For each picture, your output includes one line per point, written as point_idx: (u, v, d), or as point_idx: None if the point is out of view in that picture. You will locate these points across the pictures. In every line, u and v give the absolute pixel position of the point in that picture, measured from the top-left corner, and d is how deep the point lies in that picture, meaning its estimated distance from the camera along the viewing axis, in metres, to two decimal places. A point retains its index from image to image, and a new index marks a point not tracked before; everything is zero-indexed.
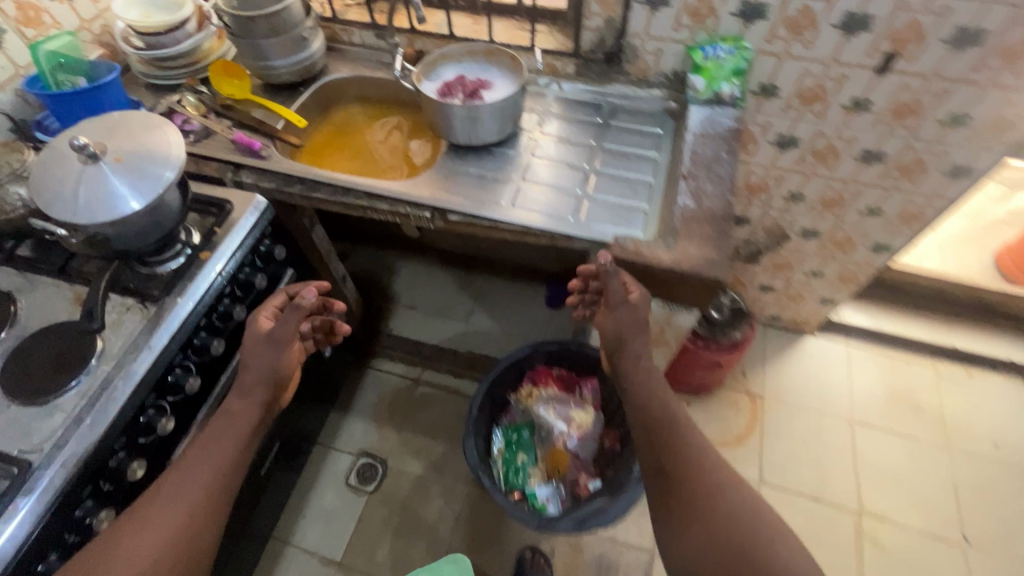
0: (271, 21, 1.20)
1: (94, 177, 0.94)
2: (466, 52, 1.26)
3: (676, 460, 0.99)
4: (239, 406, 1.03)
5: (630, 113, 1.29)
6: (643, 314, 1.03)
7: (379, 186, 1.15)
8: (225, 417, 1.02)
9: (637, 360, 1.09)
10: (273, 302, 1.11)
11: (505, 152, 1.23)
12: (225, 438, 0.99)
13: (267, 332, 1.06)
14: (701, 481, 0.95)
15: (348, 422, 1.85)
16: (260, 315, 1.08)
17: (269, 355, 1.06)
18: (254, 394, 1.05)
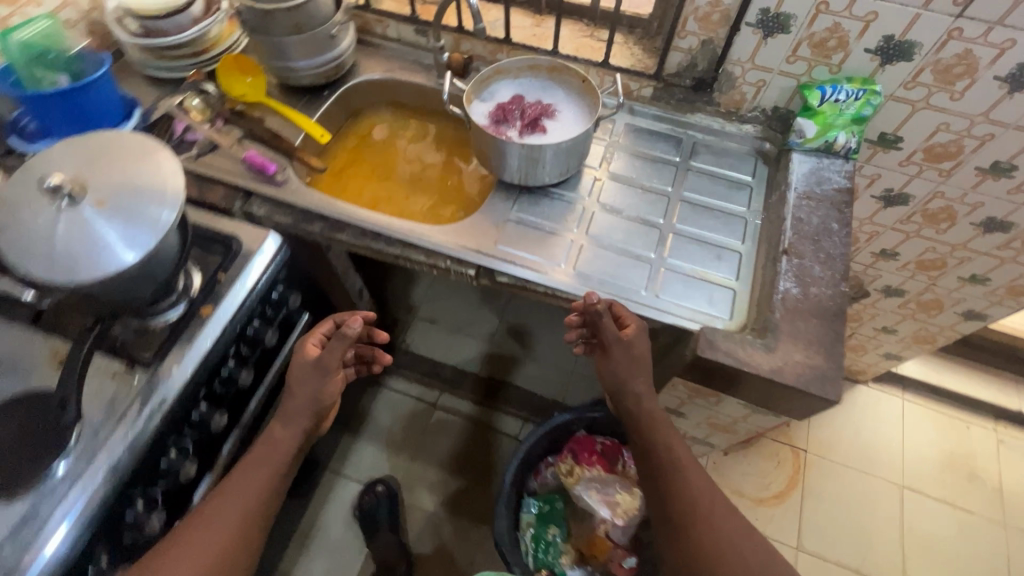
0: (295, 16, 0.99)
1: (74, 225, 0.76)
2: (528, 66, 1.04)
3: (693, 520, 0.83)
4: (283, 431, 0.90)
5: (714, 153, 1.08)
6: (643, 351, 0.88)
7: (417, 233, 0.98)
8: (267, 443, 0.90)
9: (637, 404, 0.91)
10: (320, 330, 0.96)
11: (564, 195, 1.04)
12: (268, 459, 0.88)
13: (309, 362, 0.91)
14: (721, 534, 0.81)
15: (358, 446, 1.73)
16: (308, 343, 0.93)
17: (307, 387, 0.91)
18: (297, 421, 0.91)
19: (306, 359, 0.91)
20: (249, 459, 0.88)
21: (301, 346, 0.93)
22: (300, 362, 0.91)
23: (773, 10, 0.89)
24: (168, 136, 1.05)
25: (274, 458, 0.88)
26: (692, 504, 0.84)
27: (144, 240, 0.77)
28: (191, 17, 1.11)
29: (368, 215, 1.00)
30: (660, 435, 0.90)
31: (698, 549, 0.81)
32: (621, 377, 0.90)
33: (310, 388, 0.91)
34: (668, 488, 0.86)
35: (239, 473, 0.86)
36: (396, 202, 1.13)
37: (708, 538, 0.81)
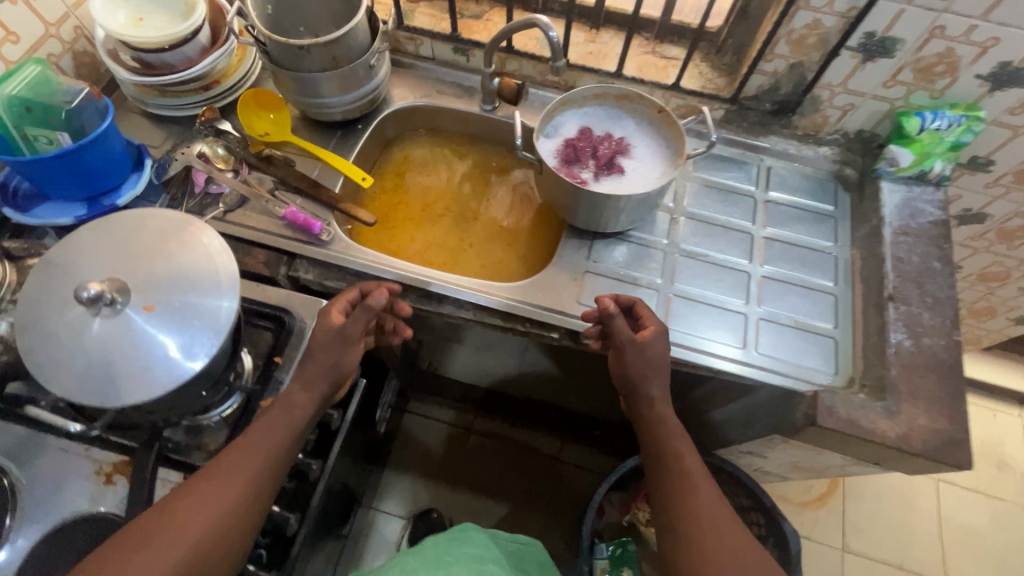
0: (331, 49, 0.86)
1: (124, 336, 0.65)
2: (595, 94, 0.94)
3: (692, 534, 0.70)
4: (301, 396, 0.74)
5: (791, 180, 1.01)
6: (659, 352, 0.79)
7: (491, 297, 0.88)
8: (280, 406, 0.73)
9: (649, 410, 0.80)
10: (344, 297, 0.81)
11: (640, 238, 0.95)
12: (264, 448, 0.70)
13: (334, 332, 0.77)
14: (724, 553, 0.68)
15: (394, 479, 1.66)
16: (331, 311, 0.78)
17: (327, 358, 0.76)
18: (317, 386, 0.75)
19: (330, 326, 0.77)
20: (248, 437, 0.71)
21: (322, 316, 0.78)
22: (322, 330, 0.76)
23: (880, 33, 0.80)
24: (190, 192, 0.92)
25: (274, 442, 0.71)
26: (692, 518, 0.71)
27: (208, 341, 0.67)
28: (199, 46, 0.96)
29: (435, 277, 0.90)
30: (666, 441, 0.78)
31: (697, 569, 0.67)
32: (631, 375, 0.79)
33: (333, 360, 0.76)
34: (670, 497, 0.74)
35: (229, 467, 0.68)
36: (453, 252, 1.02)
37: (707, 553, 0.68)
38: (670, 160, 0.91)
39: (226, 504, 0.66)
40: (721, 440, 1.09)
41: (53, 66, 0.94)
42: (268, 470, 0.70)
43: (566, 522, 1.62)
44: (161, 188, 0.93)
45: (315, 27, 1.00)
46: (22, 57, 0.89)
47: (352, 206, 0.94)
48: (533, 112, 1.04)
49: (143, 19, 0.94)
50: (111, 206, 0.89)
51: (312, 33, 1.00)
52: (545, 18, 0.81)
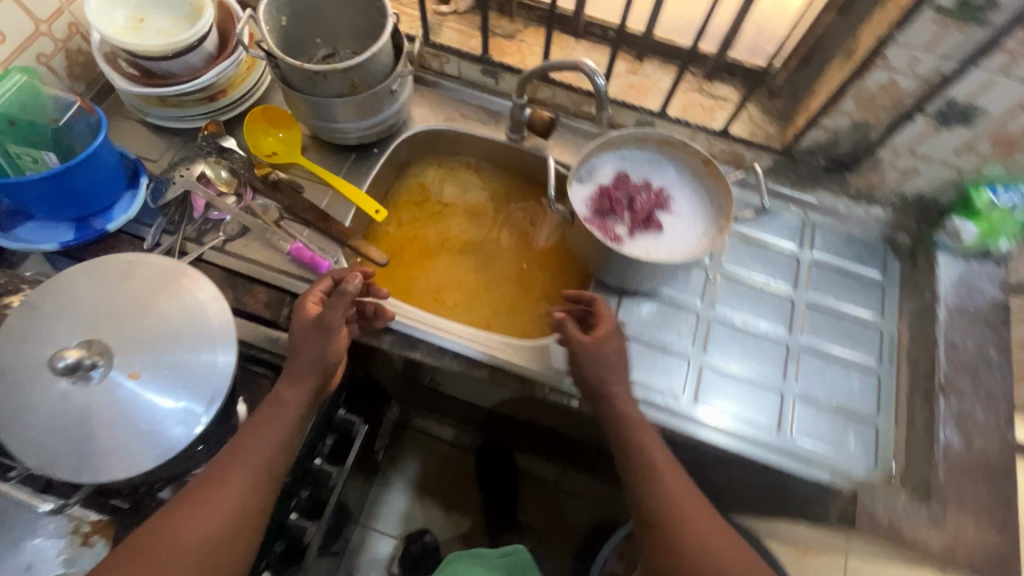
0: (350, 75, 0.78)
1: (101, 407, 0.58)
2: (637, 138, 0.86)
3: (672, 531, 0.63)
4: (291, 391, 0.71)
5: (838, 240, 0.93)
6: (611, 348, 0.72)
7: (508, 358, 0.82)
8: (272, 408, 0.70)
9: (613, 408, 0.71)
10: (318, 288, 0.76)
11: (672, 297, 0.88)
12: (257, 455, 0.67)
13: (311, 322, 0.73)
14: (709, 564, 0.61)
15: (389, 496, 1.61)
16: (306, 303, 0.74)
17: (311, 348, 0.72)
18: (305, 379, 0.71)
19: (305, 317, 0.72)
20: (242, 442, 0.68)
21: (298, 308, 0.75)
22: (299, 323, 0.73)
23: (961, 102, 0.72)
24: (187, 217, 0.84)
25: (267, 449, 0.68)
26: (677, 521, 0.64)
27: (195, 416, 0.60)
28: (205, 54, 0.88)
29: (449, 331, 0.83)
30: (628, 435, 0.69)
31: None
32: (588, 382, 0.73)
33: (314, 350, 0.71)
34: (643, 494, 0.66)
35: (222, 476, 0.65)
36: (468, 295, 0.95)
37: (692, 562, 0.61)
38: (713, 219, 0.83)
39: (211, 518, 0.63)
40: (737, 506, 1.04)
41: (44, 66, 0.86)
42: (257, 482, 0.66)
43: (562, 554, 1.58)
44: (158, 211, 0.86)
45: (332, 39, 0.91)
46: (8, 57, 0.81)
47: (363, 243, 0.86)
48: (564, 147, 0.96)
49: (143, 20, 0.85)
50: (100, 230, 0.81)
51: (329, 45, 0.92)
52: (592, 63, 0.74)
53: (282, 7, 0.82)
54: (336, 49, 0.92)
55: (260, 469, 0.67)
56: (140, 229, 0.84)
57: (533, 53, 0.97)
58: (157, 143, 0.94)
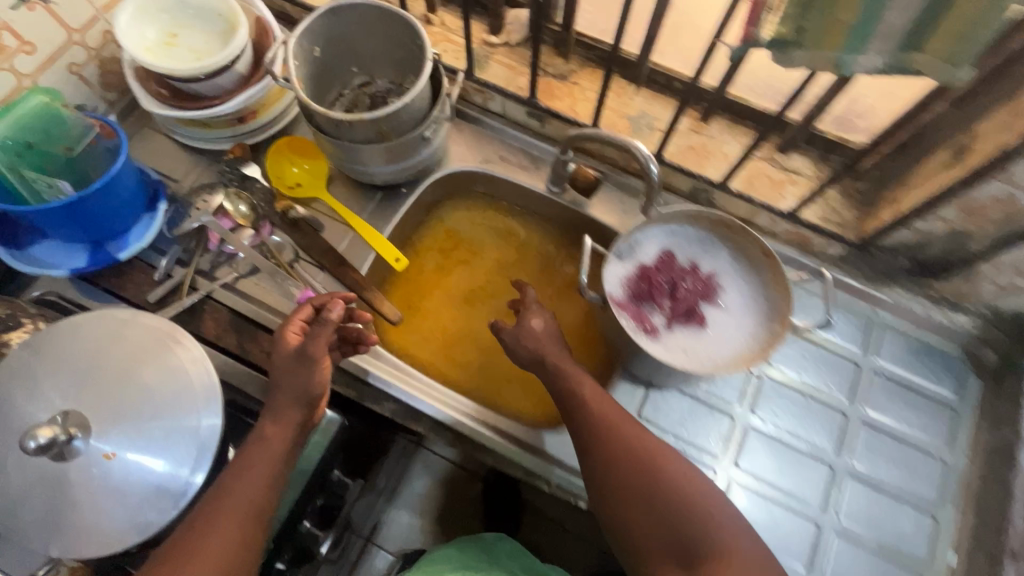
0: (381, 122, 0.72)
1: (75, 487, 0.55)
2: (690, 215, 0.76)
3: (599, 440, 0.62)
4: (274, 429, 0.66)
5: (906, 348, 0.82)
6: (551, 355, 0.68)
7: (517, 450, 0.76)
8: (254, 445, 0.64)
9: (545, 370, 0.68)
10: (298, 317, 0.73)
11: (707, 394, 0.79)
12: (245, 494, 0.60)
13: (293, 354, 0.70)
14: (639, 469, 0.59)
15: (390, 514, 1.27)
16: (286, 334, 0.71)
17: (291, 380, 0.69)
18: (287, 415, 0.67)
19: (286, 350, 0.69)
20: (225, 486, 0.61)
21: (277, 340, 0.71)
22: (280, 355, 0.69)
23: None
24: (202, 249, 0.81)
25: (259, 479, 0.62)
26: (606, 427, 0.62)
27: (170, 502, 0.55)
28: (235, 76, 0.82)
29: (458, 411, 0.77)
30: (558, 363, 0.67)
31: (623, 501, 0.59)
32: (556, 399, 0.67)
33: (297, 383, 0.68)
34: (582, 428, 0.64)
35: (208, 521, 0.58)
36: (484, 362, 0.87)
37: (622, 468, 0.60)
38: (764, 319, 0.73)
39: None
40: None
41: (75, 76, 0.83)
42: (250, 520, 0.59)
43: None
44: (174, 239, 0.82)
45: (369, 67, 0.85)
46: (38, 67, 0.78)
47: (377, 296, 0.82)
48: (608, 205, 0.88)
49: (177, 35, 0.81)
50: (114, 256, 0.78)
51: (366, 73, 0.86)
52: (644, 148, 0.67)
53: (317, 37, 0.75)
54: (374, 77, 0.86)
55: (250, 510, 0.60)
56: (154, 256, 0.82)
57: (586, 98, 0.87)
58: (183, 161, 0.90)
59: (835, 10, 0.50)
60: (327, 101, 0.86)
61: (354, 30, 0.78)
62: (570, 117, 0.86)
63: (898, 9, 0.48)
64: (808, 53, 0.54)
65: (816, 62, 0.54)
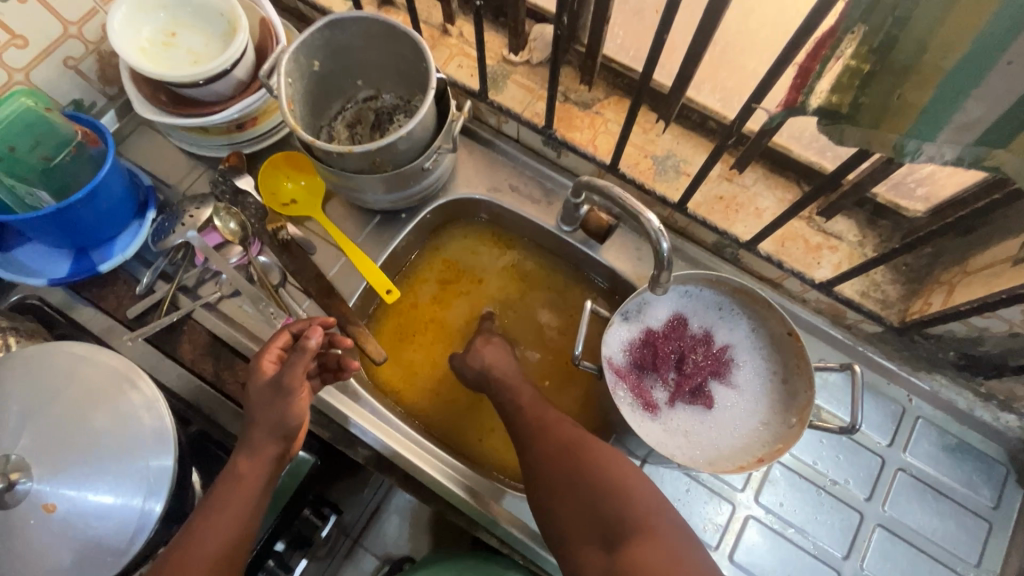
0: (376, 154, 0.67)
1: (11, 536, 0.52)
2: (709, 279, 0.68)
3: (536, 440, 0.64)
4: (248, 466, 0.61)
5: (940, 445, 0.74)
6: (520, 395, 0.69)
7: (492, 517, 0.72)
8: (227, 486, 0.61)
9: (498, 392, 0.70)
10: (276, 344, 0.66)
11: (708, 475, 0.72)
12: (217, 538, 0.58)
13: (269, 386, 0.63)
14: (565, 458, 0.61)
15: (387, 509, 1.02)
16: (263, 364, 0.64)
17: (268, 412, 0.62)
18: (264, 451, 0.62)
19: (261, 382, 0.64)
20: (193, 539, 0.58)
21: (253, 369, 0.65)
22: (255, 389, 0.63)
23: None
24: (187, 265, 0.77)
25: (233, 519, 0.59)
26: (540, 422, 0.66)
27: (110, 559, 0.53)
28: (234, 82, 0.76)
29: (433, 468, 0.73)
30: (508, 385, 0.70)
31: (552, 491, 0.61)
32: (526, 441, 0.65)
33: (271, 416, 0.62)
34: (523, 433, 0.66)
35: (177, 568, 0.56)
36: (471, 408, 0.82)
37: (549, 459, 0.62)
38: (779, 406, 0.66)
39: None
40: None
41: (71, 71, 0.79)
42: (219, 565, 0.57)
43: None
44: (158, 252, 0.78)
45: (375, 81, 0.79)
46: (31, 62, 0.74)
47: (363, 331, 0.76)
48: (621, 251, 0.80)
49: (176, 35, 0.76)
50: (97, 267, 0.75)
51: (372, 86, 0.80)
52: (656, 220, 0.56)
53: (317, 51, 0.69)
54: (380, 91, 0.80)
55: (219, 552, 0.57)
56: (139, 268, 0.79)
57: (609, 132, 0.79)
58: (180, 165, 0.86)
59: (901, 89, 0.41)
60: (329, 115, 0.80)
61: (358, 44, 0.72)
62: (589, 152, 0.78)
63: (981, 99, 0.39)
64: (862, 131, 0.45)
65: (872, 143, 0.45)
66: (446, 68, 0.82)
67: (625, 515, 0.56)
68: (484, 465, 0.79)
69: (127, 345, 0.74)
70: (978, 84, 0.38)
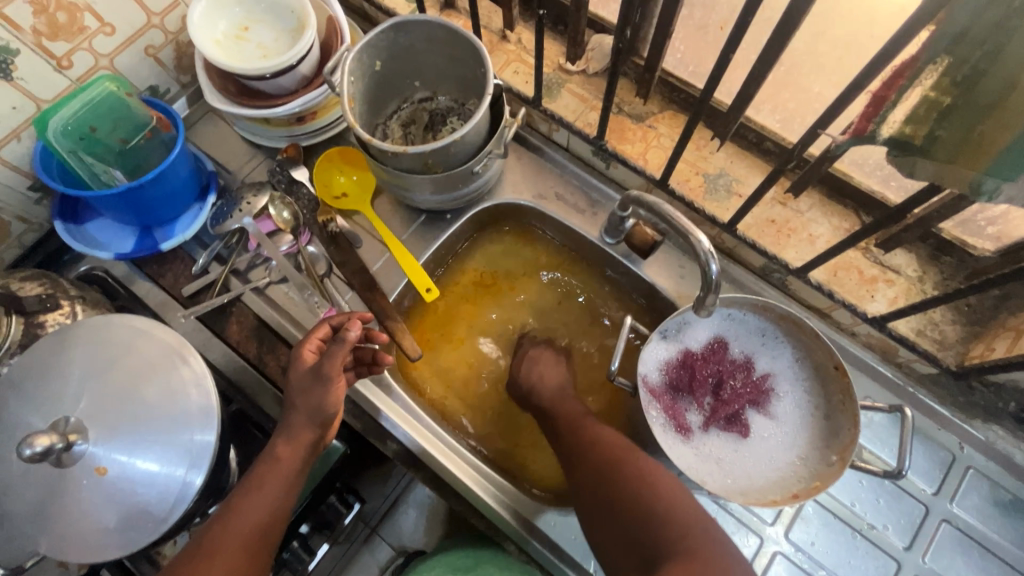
0: (427, 156, 0.68)
1: (67, 493, 0.56)
2: (754, 305, 0.67)
3: (576, 453, 0.65)
4: (287, 450, 0.63)
5: (994, 502, 0.69)
6: (566, 414, 0.70)
7: (511, 523, 0.72)
8: (265, 468, 0.63)
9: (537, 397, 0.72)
10: (317, 334, 0.67)
11: (738, 506, 0.70)
12: (265, 501, 0.61)
13: (309, 372, 0.64)
14: (599, 472, 0.61)
15: (403, 508, 1.02)
16: (303, 351, 0.66)
17: (307, 397, 0.64)
18: (301, 437, 0.64)
19: (299, 367, 0.65)
20: (239, 508, 0.60)
21: (295, 356, 0.66)
22: (295, 373, 0.65)
23: None
24: (240, 250, 0.80)
25: (280, 484, 0.62)
26: (580, 443, 0.65)
27: (150, 526, 0.56)
28: (298, 77, 0.79)
29: (457, 467, 0.74)
30: (546, 395, 0.72)
31: (591, 512, 0.60)
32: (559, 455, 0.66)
33: (311, 401, 0.64)
34: (565, 445, 0.67)
35: (225, 528, 0.59)
36: (499, 411, 0.82)
37: (587, 480, 0.62)
38: (819, 441, 0.64)
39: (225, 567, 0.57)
40: None
41: (150, 58, 0.83)
42: (265, 527, 0.60)
43: None
44: (216, 235, 0.82)
45: (432, 83, 0.80)
46: (115, 49, 0.78)
47: (400, 327, 0.77)
48: (663, 268, 0.79)
49: (248, 29, 0.79)
50: (158, 245, 0.80)
51: (428, 88, 0.81)
52: (707, 242, 0.55)
53: (379, 51, 0.71)
54: (435, 93, 0.82)
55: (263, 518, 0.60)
56: (195, 248, 0.83)
57: (661, 146, 0.78)
58: (240, 153, 0.90)
59: (981, 125, 0.39)
60: (385, 113, 0.81)
61: (418, 46, 0.73)
62: (639, 166, 0.77)
63: None
64: (934, 165, 0.43)
65: (944, 177, 0.43)
66: (502, 74, 0.83)
67: (655, 538, 0.54)
68: (507, 468, 0.79)
69: (179, 320, 0.78)
70: None
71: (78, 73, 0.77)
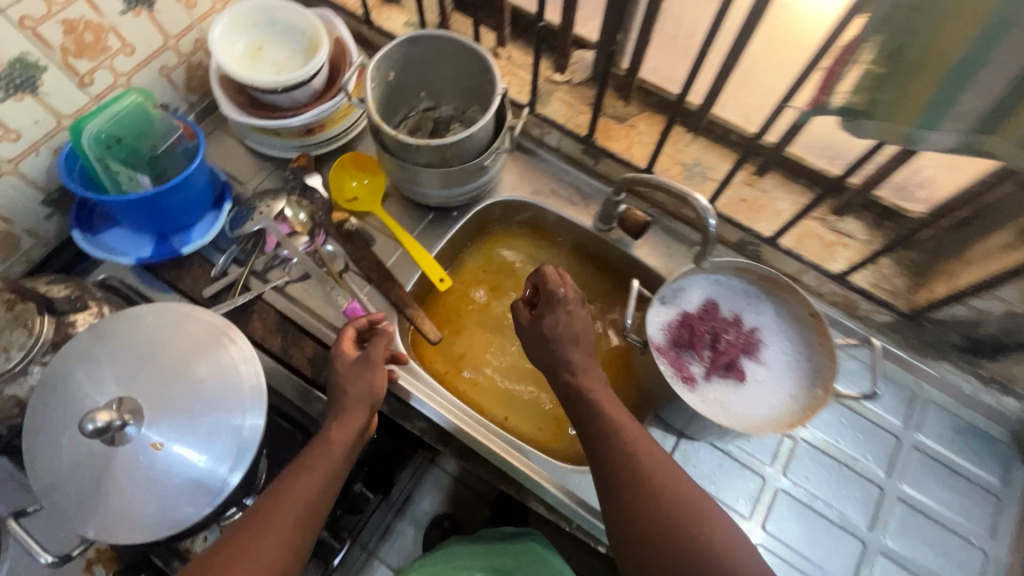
0: (444, 150, 0.76)
1: (116, 472, 0.57)
2: (739, 268, 0.77)
3: (624, 472, 0.59)
4: (340, 433, 0.64)
5: (951, 428, 0.80)
6: None
7: (541, 483, 0.76)
8: (317, 451, 0.63)
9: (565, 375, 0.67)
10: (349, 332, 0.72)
11: (739, 451, 0.78)
12: (308, 488, 0.60)
13: (352, 362, 0.69)
14: (651, 501, 0.57)
15: (398, 527, 1.04)
16: (343, 346, 0.70)
17: (356, 381, 0.67)
18: (353, 419, 0.65)
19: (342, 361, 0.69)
20: (281, 492, 0.60)
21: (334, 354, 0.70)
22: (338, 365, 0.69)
23: None
24: (259, 251, 0.84)
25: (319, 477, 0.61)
26: (628, 463, 0.60)
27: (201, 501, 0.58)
28: (311, 91, 0.86)
29: (486, 438, 0.78)
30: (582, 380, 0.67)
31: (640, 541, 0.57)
32: None
33: (360, 385, 0.67)
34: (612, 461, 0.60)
35: (261, 524, 0.57)
36: (512, 391, 0.87)
37: (635, 507, 0.58)
38: (806, 380, 0.73)
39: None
40: None
41: (164, 78, 0.88)
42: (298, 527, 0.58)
43: None
44: (234, 239, 0.86)
45: (436, 93, 0.89)
46: (133, 68, 0.83)
47: (419, 314, 0.83)
48: (653, 248, 0.88)
49: (262, 49, 0.86)
50: (177, 250, 0.82)
51: (432, 99, 0.89)
52: (704, 200, 0.67)
53: (392, 63, 0.79)
54: (438, 103, 0.90)
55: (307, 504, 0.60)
56: (212, 253, 0.86)
57: (643, 142, 0.89)
58: (250, 165, 0.95)
59: (910, 85, 0.51)
60: (393, 122, 0.89)
61: (427, 58, 0.82)
62: (626, 159, 0.88)
63: (976, 91, 0.49)
64: (878, 123, 0.54)
65: (886, 134, 0.55)
66: None
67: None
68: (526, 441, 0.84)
69: None
70: (972, 78, 0.48)
71: (97, 90, 0.80)
